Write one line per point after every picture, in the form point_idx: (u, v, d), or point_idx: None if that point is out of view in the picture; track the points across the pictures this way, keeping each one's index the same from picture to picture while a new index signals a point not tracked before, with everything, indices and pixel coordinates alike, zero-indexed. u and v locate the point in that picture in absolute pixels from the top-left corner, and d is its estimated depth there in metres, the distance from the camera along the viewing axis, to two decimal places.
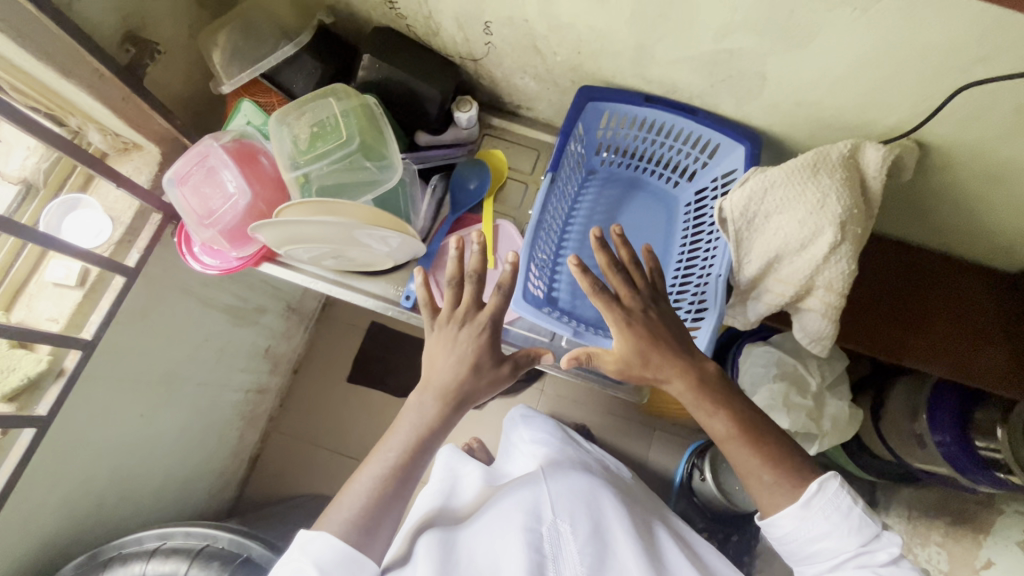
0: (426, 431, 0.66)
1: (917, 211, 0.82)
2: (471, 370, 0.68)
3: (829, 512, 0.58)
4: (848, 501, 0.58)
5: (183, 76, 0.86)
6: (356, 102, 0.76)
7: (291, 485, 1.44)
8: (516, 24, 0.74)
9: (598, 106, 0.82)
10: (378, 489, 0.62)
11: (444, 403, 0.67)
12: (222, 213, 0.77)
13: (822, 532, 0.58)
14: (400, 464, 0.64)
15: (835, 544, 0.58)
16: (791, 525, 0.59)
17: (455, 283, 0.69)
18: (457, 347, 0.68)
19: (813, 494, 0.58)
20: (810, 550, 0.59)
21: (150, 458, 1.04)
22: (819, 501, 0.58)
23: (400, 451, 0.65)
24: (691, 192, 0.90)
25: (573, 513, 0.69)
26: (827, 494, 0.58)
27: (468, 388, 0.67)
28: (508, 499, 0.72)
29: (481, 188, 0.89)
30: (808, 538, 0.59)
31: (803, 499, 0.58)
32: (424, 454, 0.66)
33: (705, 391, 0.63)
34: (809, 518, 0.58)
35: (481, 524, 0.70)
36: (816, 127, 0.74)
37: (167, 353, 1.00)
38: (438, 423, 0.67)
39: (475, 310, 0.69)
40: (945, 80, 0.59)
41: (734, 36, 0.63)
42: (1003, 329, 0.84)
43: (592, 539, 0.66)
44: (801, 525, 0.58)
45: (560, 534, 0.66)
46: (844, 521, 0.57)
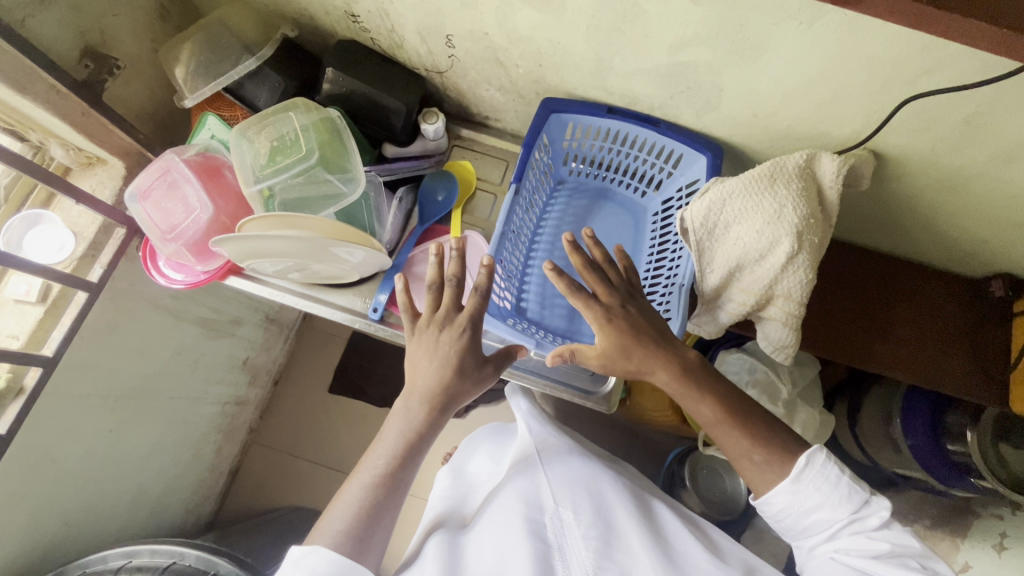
0: (415, 436, 0.65)
1: (879, 219, 0.83)
2: (454, 372, 0.66)
3: (820, 484, 0.57)
4: (837, 471, 0.57)
5: (145, 90, 0.86)
6: (316, 117, 0.76)
7: (271, 498, 1.43)
8: (477, 37, 0.74)
9: (561, 117, 0.83)
10: (371, 494, 0.61)
11: (431, 407, 0.65)
12: (183, 227, 0.77)
13: (814, 504, 0.57)
14: (387, 469, 0.62)
15: (828, 515, 0.56)
16: (784, 501, 0.58)
17: (434, 289, 0.68)
18: (438, 351, 0.67)
19: (802, 469, 0.57)
20: (805, 523, 0.58)
21: (121, 474, 1.03)
22: (809, 474, 0.57)
23: (388, 458, 0.63)
24: (659, 202, 0.91)
25: (572, 499, 0.70)
26: (815, 467, 0.57)
27: (451, 391, 0.66)
28: (506, 491, 0.73)
29: (449, 201, 0.90)
30: (802, 511, 0.57)
31: (793, 473, 0.57)
32: (414, 457, 0.64)
33: (692, 384, 0.63)
34: (800, 490, 0.57)
35: (484, 519, 0.70)
36: (776, 137, 0.74)
37: (137, 368, 0.99)
38: (426, 427, 0.65)
39: (454, 312, 0.68)
40: (892, 93, 0.60)
41: (687, 49, 0.63)
42: (966, 333, 0.86)
43: (593, 525, 0.66)
44: (794, 499, 0.57)
45: (564, 522, 0.66)
46: (835, 491, 0.56)
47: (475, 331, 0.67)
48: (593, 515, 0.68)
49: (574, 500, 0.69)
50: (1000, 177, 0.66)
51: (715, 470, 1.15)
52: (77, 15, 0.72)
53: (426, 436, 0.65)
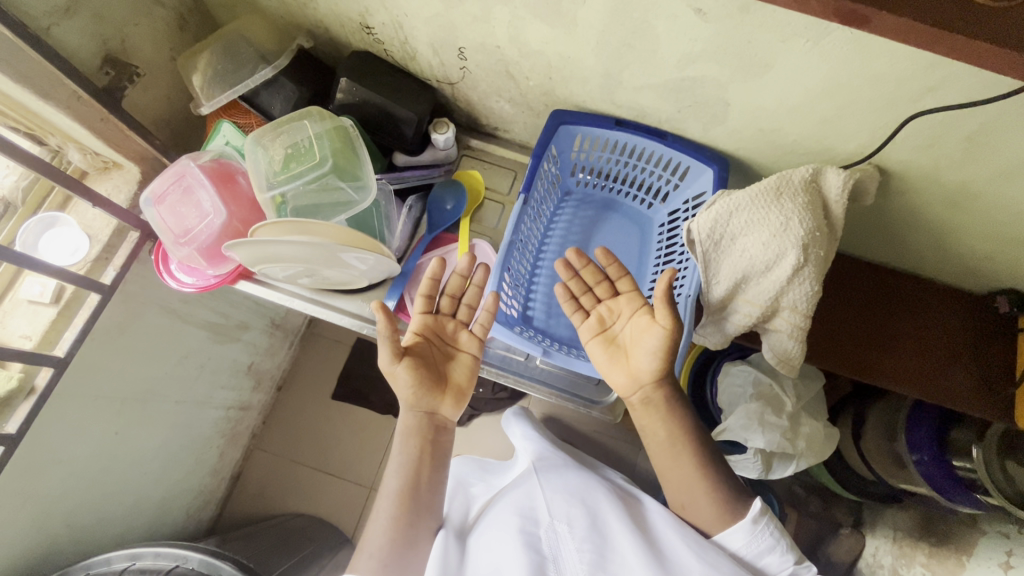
0: (419, 468, 0.70)
1: (884, 233, 0.84)
2: (430, 385, 0.72)
3: (770, 530, 0.66)
4: (779, 526, 0.67)
5: (162, 97, 0.88)
6: (330, 125, 0.78)
7: (271, 505, 1.43)
8: (488, 50, 0.76)
9: (570, 129, 0.84)
10: (392, 524, 0.67)
11: (423, 432, 0.72)
12: (197, 232, 0.78)
13: (765, 547, 0.65)
14: (405, 490, 0.69)
15: (777, 559, 0.65)
16: (742, 540, 0.66)
17: (429, 301, 0.75)
18: (423, 364, 0.72)
19: (759, 512, 0.66)
20: (757, 565, 0.66)
21: (125, 476, 1.03)
22: (764, 519, 0.66)
23: (400, 479, 0.70)
24: (665, 214, 0.92)
25: (567, 511, 0.69)
26: (767, 512, 0.67)
27: (427, 399, 0.72)
28: (500, 507, 0.74)
29: (457, 210, 0.91)
30: (756, 552, 0.65)
31: (749, 515, 0.66)
32: (429, 476, 0.71)
33: (662, 405, 0.71)
34: (757, 533, 0.65)
35: (481, 534, 0.71)
36: (781, 151, 0.75)
37: (145, 369, 1.00)
38: (423, 445, 0.72)
39: (439, 328, 0.76)
40: (896, 110, 0.61)
41: (695, 64, 0.65)
42: (971, 348, 0.86)
43: (588, 537, 0.66)
44: (751, 540, 0.65)
45: (559, 535, 0.66)
46: (780, 539, 0.66)
47: (445, 351, 0.76)
48: (588, 527, 0.67)
49: (569, 512, 0.69)
50: (1004, 194, 0.67)
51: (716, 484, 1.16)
52: (98, 23, 0.74)
53: (432, 455, 0.72)
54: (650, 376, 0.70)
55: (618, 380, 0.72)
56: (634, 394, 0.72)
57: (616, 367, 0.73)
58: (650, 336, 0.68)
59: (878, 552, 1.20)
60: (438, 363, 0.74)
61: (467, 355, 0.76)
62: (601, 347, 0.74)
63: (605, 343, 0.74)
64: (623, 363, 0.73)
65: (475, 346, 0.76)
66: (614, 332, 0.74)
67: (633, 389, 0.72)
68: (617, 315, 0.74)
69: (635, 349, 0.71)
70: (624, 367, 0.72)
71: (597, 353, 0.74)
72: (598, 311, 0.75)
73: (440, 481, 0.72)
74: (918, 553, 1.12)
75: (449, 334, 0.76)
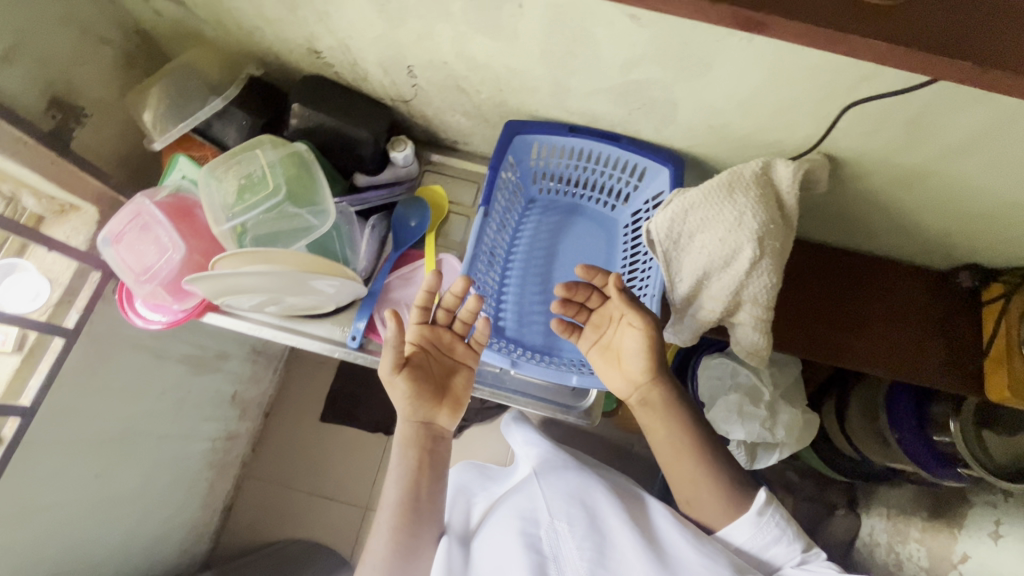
0: (415, 476, 0.72)
1: (846, 217, 0.84)
2: (425, 398, 0.73)
3: (774, 522, 0.67)
4: (784, 518, 0.68)
5: (117, 136, 0.87)
6: (286, 152, 0.77)
7: (269, 532, 1.44)
8: (437, 66, 0.76)
9: (525, 138, 0.84)
10: (393, 535, 0.69)
11: (419, 444, 0.73)
12: (157, 268, 0.77)
13: (771, 538, 0.66)
14: (405, 503, 0.71)
15: (782, 548, 0.66)
16: (747, 532, 0.66)
17: (424, 318, 0.74)
18: (419, 377, 0.73)
19: (762, 504, 0.67)
20: (764, 556, 0.67)
21: (107, 519, 1.02)
22: (767, 510, 0.67)
23: (400, 488, 0.71)
24: (629, 214, 0.92)
25: (567, 511, 0.69)
26: (770, 502, 0.67)
27: (423, 411, 0.73)
28: (500, 510, 0.74)
29: (422, 226, 0.91)
30: (762, 544, 0.66)
31: (756, 506, 0.66)
32: (428, 484, 0.73)
33: (663, 403, 0.72)
34: (762, 525, 0.66)
35: (484, 536, 0.72)
36: (733, 147, 0.76)
37: (121, 409, 1.00)
38: (421, 454, 0.73)
39: (433, 343, 0.75)
40: (836, 100, 0.62)
41: (638, 68, 0.66)
42: (937, 326, 0.88)
43: (587, 535, 0.66)
44: (757, 532, 0.66)
45: (559, 534, 0.67)
46: (784, 529, 0.67)
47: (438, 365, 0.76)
48: (587, 525, 0.67)
49: (569, 511, 0.69)
50: (952, 172, 0.68)
51: None
52: (41, 68, 0.73)
53: (430, 465, 0.73)
54: (643, 375, 0.72)
55: (616, 384, 0.73)
56: (632, 396, 0.74)
57: (612, 372, 0.74)
58: (632, 338, 0.70)
59: (874, 530, 1.23)
60: (436, 374, 0.75)
61: (463, 367, 0.77)
62: (599, 355, 0.75)
63: (601, 350, 0.74)
64: (618, 367, 0.73)
65: (470, 358, 0.77)
66: (607, 339, 0.74)
67: (631, 391, 0.73)
68: (609, 321, 0.73)
69: (626, 352, 0.72)
70: (617, 372, 0.73)
71: (595, 361, 0.75)
72: (592, 319, 0.74)
73: (436, 490, 0.73)
74: (912, 528, 1.13)
75: (446, 346, 0.76)
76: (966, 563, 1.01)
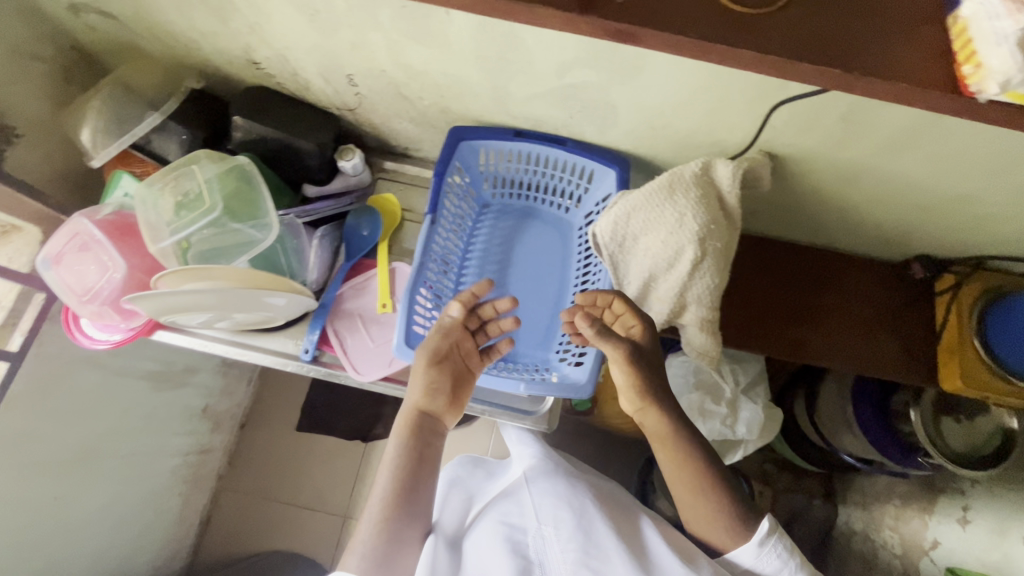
0: (411, 469, 0.70)
1: (798, 213, 0.84)
2: (438, 390, 0.73)
3: (777, 554, 0.62)
4: (789, 548, 0.63)
5: (59, 154, 0.85)
6: (227, 166, 0.76)
7: (248, 544, 1.43)
8: (376, 74, 0.75)
9: (470, 144, 0.83)
10: (379, 526, 0.66)
11: (420, 435, 0.71)
12: (99, 287, 0.76)
13: (773, 570, 0.62)
14: (393, 495, 0.68)
15: None
16: (747, 562, 0.62)
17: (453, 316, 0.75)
18: (438, 369, 0.73)
19: (763, 534, 0.62)
20: None
21: (69, 541, 1.00)
22: (770, 541, 0.62)
23: (396, 477, 0.69)
24: (582, 217, 0.91)
25: (554, 514, 0.67)
26: (773, 533, 0.62)
27: (433, 403, 0.72)
28: (489, 512, 0.71)
29: (374, 235, 0.90)
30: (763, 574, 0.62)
31: (758, 538, 0.62)
32: (422, 480, 0.70)
33: (668, 427, 0.68)
34: (763, 555, 0.62)
35: (474, 538, 0.70)
36: (677, 147, 0.75)
37: (79, 429, 0.98)
38: (421, 446, 0.71)
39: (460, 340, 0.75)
40: (768, 98, 0.61)
41: (572, 72, 0.65)
42: (893, 318, 0.88)
43: (573, 537, 0.64)
44: (757, 562, 0.62)
45: (545, 540, 0.65)
46: (786, 562, 0.62)
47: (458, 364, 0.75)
48: (573, 527, 0.65)
49: (556, 513, 0.67)
50: (892, 165, 0.68)
51: None
52: None
53: (426, 459, 0.71)
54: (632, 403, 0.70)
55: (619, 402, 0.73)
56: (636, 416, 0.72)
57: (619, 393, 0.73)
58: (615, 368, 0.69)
59: (851, 519, 1.23)
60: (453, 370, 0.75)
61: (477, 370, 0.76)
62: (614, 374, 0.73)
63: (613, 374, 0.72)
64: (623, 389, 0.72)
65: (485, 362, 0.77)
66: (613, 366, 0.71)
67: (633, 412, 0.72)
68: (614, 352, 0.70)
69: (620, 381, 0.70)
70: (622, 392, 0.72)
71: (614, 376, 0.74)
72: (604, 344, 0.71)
73: (425, 486, 0.71)
74: (885, 516, 1.14)
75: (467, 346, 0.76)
76: (936, 549, 1.02)
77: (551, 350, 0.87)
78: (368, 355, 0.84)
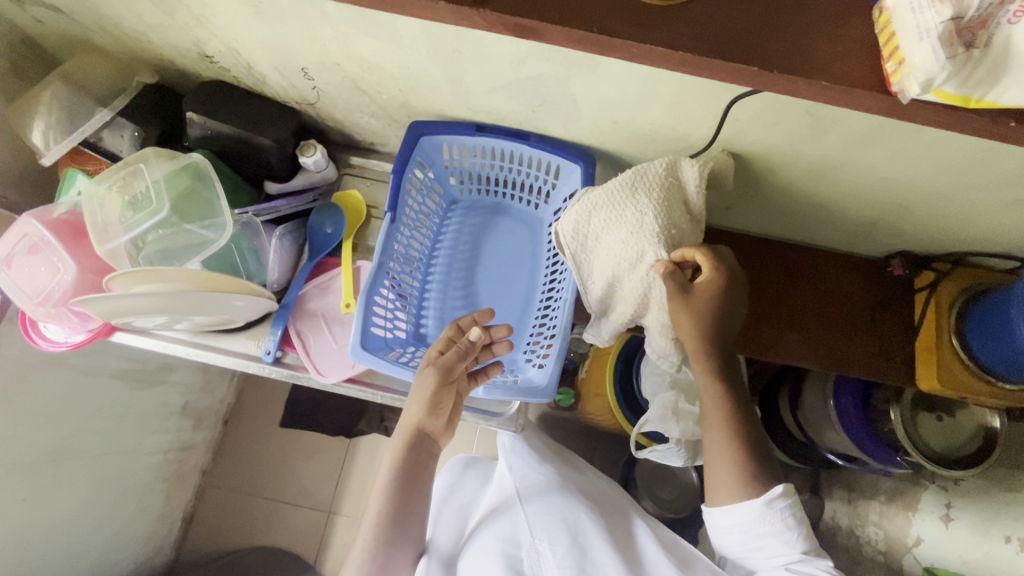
0: (403, 494, 0.70)
1: (771, 208, 0.82)
2: (438, 411, 0.72)
3: (784, 516, 0.58)
4: (796, 516, 0.59)
5: (10, 151, 0.83)
6: (179, 165, 0.74)
7: (233, 539, 1.43)
8: (330, 67, 0.72)
9: (432, 139, 0.81)
10: (372, 551, 0.69)
11: (414, 457, 0.71)
12: (51, 290, 0.74)
13: (775, 531, 0.59)
14: (388, 516, 0.70)
15: (780, 544, 0.59)
16: (747, 518, 0.59)
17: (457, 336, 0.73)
18: (440, 391, 0.71)
19: (775, 495, 0.58)
20: (758, 544, 0.60)
21: (42, 541, 1.00)
22: (780, 503, 0.58)
23: (385, 502, 0.70)
24: (551, 213, 0.89)
25: (548, 531, 0.74)
26: (784, 497, 0.59)
27: (430, 424, 0.72)
28: (487, 528, 0.77)
29: (338, 232, 0.88)
30: (760, 534, 0.59)
31: (767, 497, 0.58)
32: (415, 504, 0.72)
33: (707, 391, 0.62)
34: (769, 516, 0.58)
35: (472, 552, 0.75)
36: (643, 142, 0.73)
37: (46, 430, 0.97)
38: (415, 468, 0.71)
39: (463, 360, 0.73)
40: (729, 90, 0.59)
41: (527, 64, 0.62)
42: (870, 315, 0.85)
43: (567, 554, 0.71)
44: (759, 520, 0.58)
45: (540, 554, 0.72)
46: (790, 528, 0.59)
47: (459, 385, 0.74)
48: (567, 545, 0.72)
49: (550, 530, 0.74)
50: (863, 160, 0.65)
51: (665, 474, 1.20)
52: None
53: (419, 481, 0.72)
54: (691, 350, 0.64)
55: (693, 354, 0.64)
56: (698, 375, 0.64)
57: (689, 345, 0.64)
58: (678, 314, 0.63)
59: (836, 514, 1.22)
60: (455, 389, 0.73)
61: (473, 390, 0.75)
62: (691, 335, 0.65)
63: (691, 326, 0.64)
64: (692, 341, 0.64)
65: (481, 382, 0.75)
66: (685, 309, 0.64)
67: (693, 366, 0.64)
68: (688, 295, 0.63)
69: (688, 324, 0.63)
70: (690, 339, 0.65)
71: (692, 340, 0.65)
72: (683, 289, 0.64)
73: (419, 506, 0.72)
74: (869, 512, 1.12)
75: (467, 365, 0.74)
76: (919, 547, 1.00)
77: (518, 349, 0.86)
78: (330, 355, 0.83)
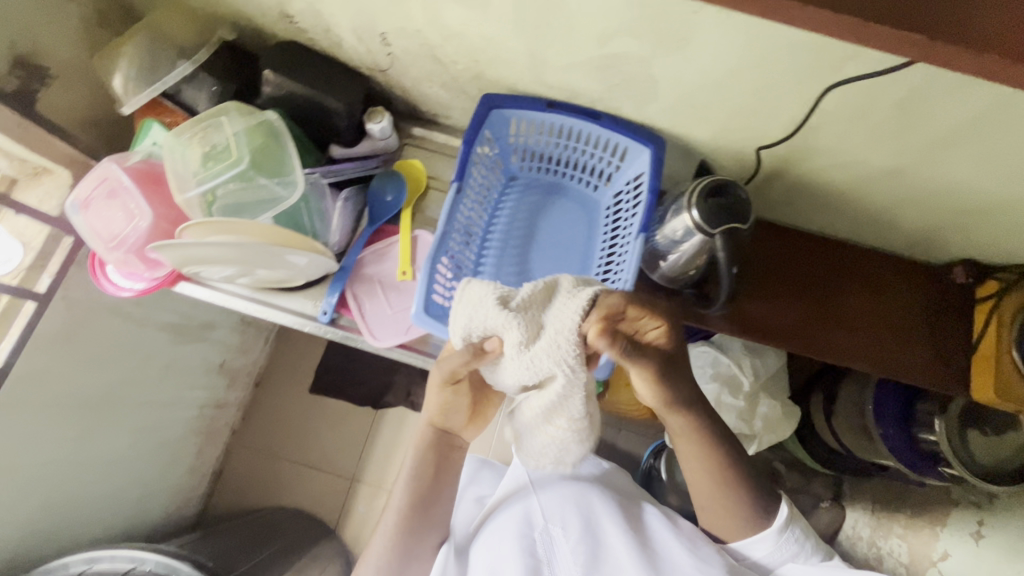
0: (425, 482, 0.74)
1: (836, 206, 0.81)
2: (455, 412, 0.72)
3: (795, 535, 0.69)
4: (801, 528, 0.70)
5: (85, 95, 0.85)
6: (254, 121, 0.76)
7: (257, 498, 1.47)
8: (410, 34, 0.73)
9: (503, 113, 0.81)
10: (395, 535, 0.72)
11: (434, 452, 0.74)
12: (125, 234, 0.77)
13: (792, 550, 0.69)
14: (409, 504, 0.73)
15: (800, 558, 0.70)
16: (769, 547, 0.69)
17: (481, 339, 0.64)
18: (457, 395, 0.70)
19: (783, 519, 0.69)
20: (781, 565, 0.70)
21: (86, 480, 1.04)
22: (789, 526, 0.69)
23: (407, 493, 0.74)
24: (611, 196, 0.89)
25: (561, 515, 0.74)
26: (789, 519, 0.69)
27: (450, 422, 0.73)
28: (502, 511, 0.78)
29: (398, 201, 0.89)
30: (781, 556, 0.69)
31: (777, 524, 0.68)
32: (437, 490, 0.75)
33: (696, 433, 0.68)
34: (783, 538, 0.68)
35: (485, 532, 0.77)
36: (716, 128, 0.72)
37: (100, 373, 1.01)
38: (435, 461, 0.74)
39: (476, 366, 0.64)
40: (820, 79, 0.58)
41: (615, 40, 0.62)
42: (927, 321, 0.84)
43: (581, 539, 0.72)
44: (778, 545, 0.68)
45: (553, 538, 0.73)
46: (802, 542, 0.69)
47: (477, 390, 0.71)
48: (580, 530, 0.73)
49: (563, 516, 0.74)
50: (943, 161, 0.64)
51: None
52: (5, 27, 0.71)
53: (438, 471, 0.75)
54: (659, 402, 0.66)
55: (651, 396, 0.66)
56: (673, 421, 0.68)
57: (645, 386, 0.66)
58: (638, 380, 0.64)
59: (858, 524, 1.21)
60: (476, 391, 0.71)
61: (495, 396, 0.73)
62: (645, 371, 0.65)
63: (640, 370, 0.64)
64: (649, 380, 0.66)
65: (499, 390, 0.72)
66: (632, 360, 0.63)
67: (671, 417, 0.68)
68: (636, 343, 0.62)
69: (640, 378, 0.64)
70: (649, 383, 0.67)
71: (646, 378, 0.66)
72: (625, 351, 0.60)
73: (442, 489, 0.76)
74: (894, 525, 1.11)
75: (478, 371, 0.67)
76: (945, 561, 0.98)
77: None
78: (385, 321, 0.84)
